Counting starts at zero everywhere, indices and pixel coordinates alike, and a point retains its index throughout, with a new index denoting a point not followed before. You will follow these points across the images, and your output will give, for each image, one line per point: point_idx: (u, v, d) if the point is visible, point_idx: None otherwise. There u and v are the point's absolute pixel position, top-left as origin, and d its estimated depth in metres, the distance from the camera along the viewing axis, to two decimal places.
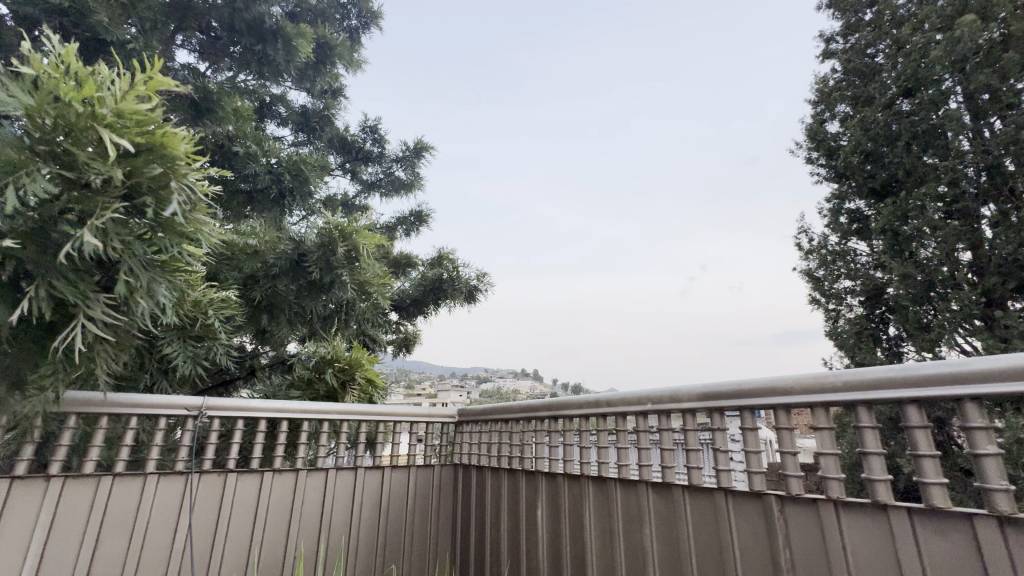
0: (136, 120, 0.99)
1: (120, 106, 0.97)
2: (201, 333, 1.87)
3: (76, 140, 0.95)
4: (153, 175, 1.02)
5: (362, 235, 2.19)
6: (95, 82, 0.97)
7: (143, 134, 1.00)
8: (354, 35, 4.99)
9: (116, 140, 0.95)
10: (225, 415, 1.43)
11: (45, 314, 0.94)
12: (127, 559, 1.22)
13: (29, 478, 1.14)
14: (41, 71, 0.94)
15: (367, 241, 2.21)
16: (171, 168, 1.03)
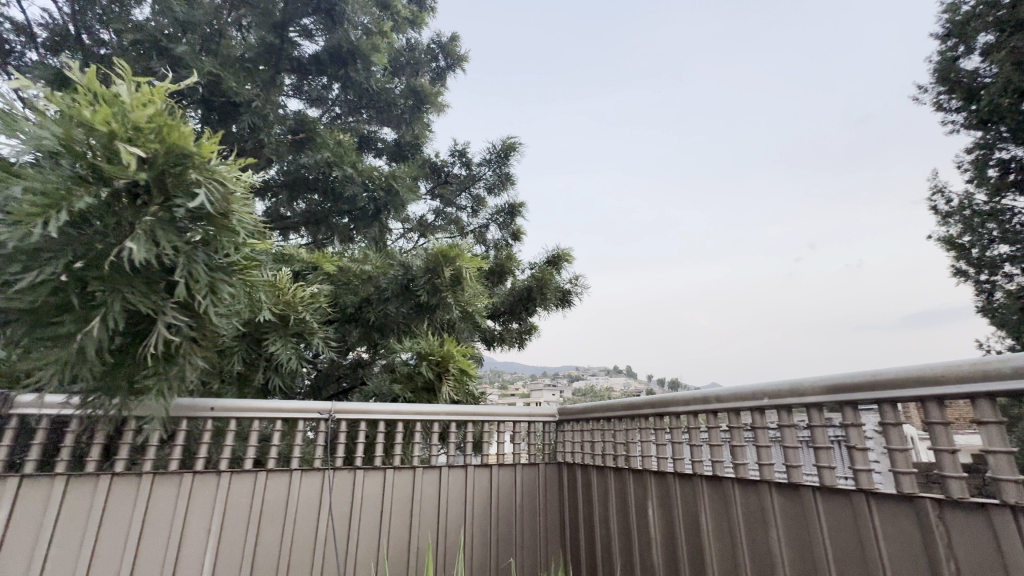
0: (149, 127, 1.14)
1: (132, 117, 1.12)
2: (301, 330, 2.00)
3: (109, 157, 1.12)
4: (182, 177, 1.19)
5: (464, 259, 2.34)
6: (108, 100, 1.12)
7: (155, 138, 1.15)
8: (440, 75, 5.43)
9: (131, 148, 1.10)
10: (350, 418, 1.59)
11: (121, 322, 1.13)
12: (283, 542, 1.42)
13: (204, 473, 1.38)
14: (62, 103, 1.10)
15: (470, 266, 2.36)
16: (193, 164, 1.20)
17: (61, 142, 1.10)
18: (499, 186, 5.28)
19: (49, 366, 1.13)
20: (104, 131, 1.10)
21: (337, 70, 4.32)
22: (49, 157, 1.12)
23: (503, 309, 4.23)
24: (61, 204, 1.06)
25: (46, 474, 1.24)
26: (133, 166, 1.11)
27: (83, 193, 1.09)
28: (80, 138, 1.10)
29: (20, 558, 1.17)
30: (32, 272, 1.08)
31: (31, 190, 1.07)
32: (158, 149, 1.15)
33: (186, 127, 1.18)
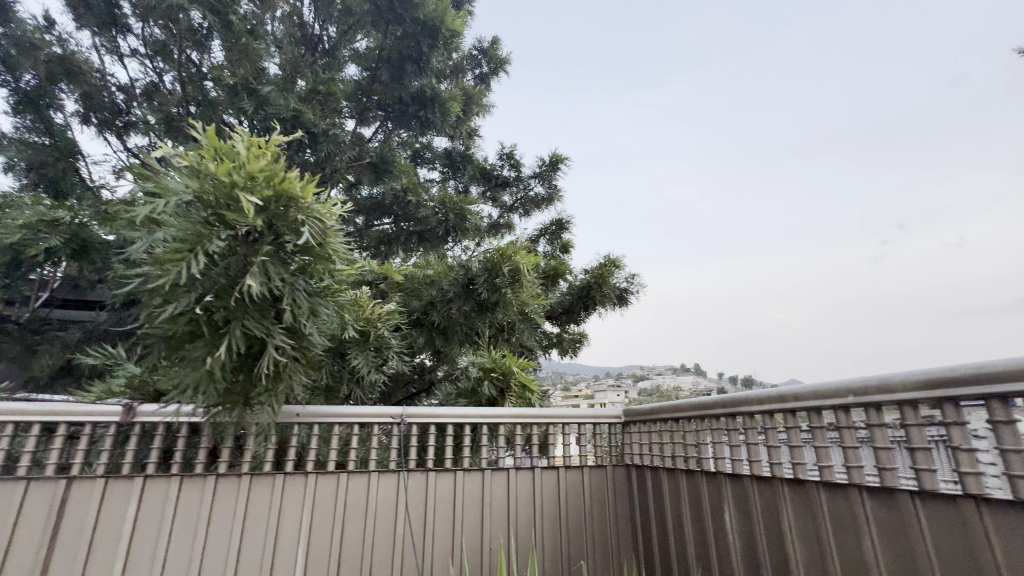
0: (263, 177, 1.30)
1: (249, 168, 1.28)
2: (379, 344, 2.13)
3: (231, 205, 1.29)
4: (290, 218, 1.34)
5: (520, 256, 2.40)
6: (230, 155, 1.29)
7: (268, 186, 1.30)
8: (485, 78, 5.85)
9: (251, 196, 1.26)
10: (420, 422, 1.66)
11: (242, 347, 1.30)
12: (365, 539, 1.51)
13: (293, 474, 1.51)
14: (193, 160, 1.28)
15: (526, 262, 2.41)
16: (299, 206, 1.35)
17: (195, 193, 1.28)
18: (549, 198, 5.79)
19: (186, 384, 1.32)
20: (229, 182, 1.27)
21: (416, 111, 4.71)
22: (182, 205, 1.30)
23: (561, 309, 4.23)
24: (195, 246, 1.24)
25: (166, 474, 1.42)
26: (251, 212, 1.27)
27: (214, 236, 1.27)
28: (209, 189, 1.27)
29: (149, 547, 1.35)
30: (169, 304, 1.27)
31: (173, 235, 1.27)
32: (270, 196, 1.31)
33: (293, 174, 1.33)
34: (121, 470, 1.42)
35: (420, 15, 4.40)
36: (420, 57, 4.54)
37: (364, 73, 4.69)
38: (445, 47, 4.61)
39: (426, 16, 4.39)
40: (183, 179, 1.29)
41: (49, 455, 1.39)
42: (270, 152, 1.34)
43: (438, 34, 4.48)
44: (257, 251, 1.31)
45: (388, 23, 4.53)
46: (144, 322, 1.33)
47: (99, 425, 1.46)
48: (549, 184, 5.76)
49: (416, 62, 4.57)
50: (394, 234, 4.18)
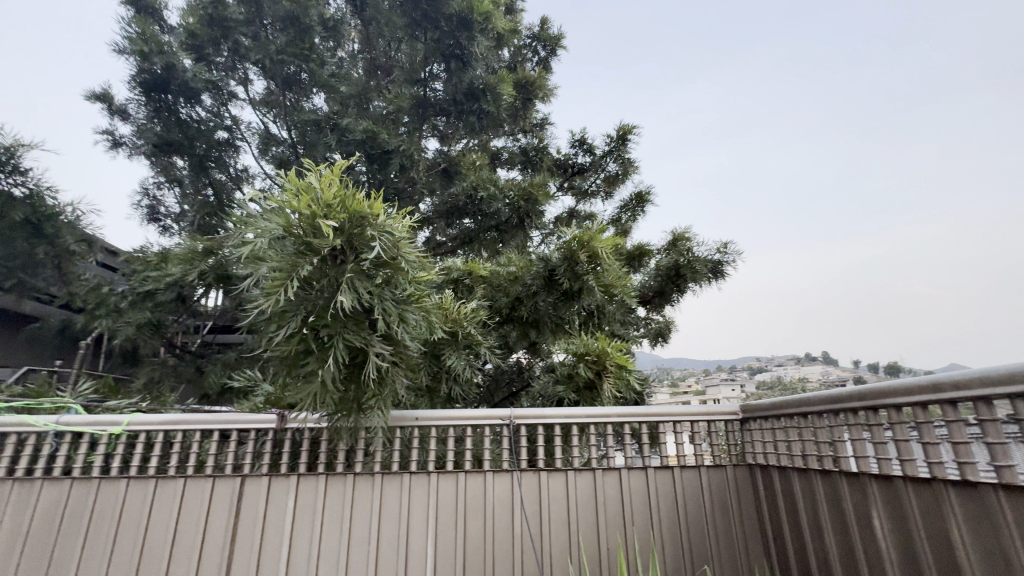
0: (337, 201, 1.42)
1: (324, 197, 1.41)
2: (469, 343, 2.23)
3: (314, 232, 1.43)
4: (367, 236, 1.46)
5: (597, 240, 2.28)
6: (305, 189, 1.44)
7: (342, 210, 1.43)
8: (542, 63, 6.73)
9: (329, 222, 1.39)
10: (528, 423, 1.71)
11: (343, 358, 1.44)
12: (486, 536, 1.60)
13: (417, 474, 1.66)
14: (278, 199, 1.44)
15: (605, 244, 2.28)
16: (371, 223, 1.46)
17: (283, 228, 1.43)
18: (624, 170, 6.02)
19: (306, 397, 1.48)
20: (309, 214, 1.41)
21: (469, 105, 4.89)
22: (277, 241, 1.46)
23: (651, 293, 4.01)
24: (292, 275, 1.39)
25: (313, 474, 1.64)
26: (329, 236, 1.40)
27: (305, 262, 1.42)
28: (295, 223, 1.43)
29: (305, 535, 1.58)
30: (282, 327, 1.44)
31: (275, 268, 1.43)
32: (345, 219, 1.44)
33: (359, 195, 1.45)
34: (280, 470, 1.68)
35: (450, 10, 4.72)
36: (462, 53, 4.84)
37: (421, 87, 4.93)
38: (481, 34, 4.87)
39: (456, 10, 4.71)
40: (273, 218, 1.45)
41: (229, 457, 1.71)
42: (336, 178, 1.46)
43: (471, 24, 4.78)
44: (343, 269, 1.45)
45: (422, 33, 4.94)
46: (267, 347, 1.51)
47: (261, 432, 1.75)
48: (622, 159, 5.90)
49: (460, 59, 4.86)
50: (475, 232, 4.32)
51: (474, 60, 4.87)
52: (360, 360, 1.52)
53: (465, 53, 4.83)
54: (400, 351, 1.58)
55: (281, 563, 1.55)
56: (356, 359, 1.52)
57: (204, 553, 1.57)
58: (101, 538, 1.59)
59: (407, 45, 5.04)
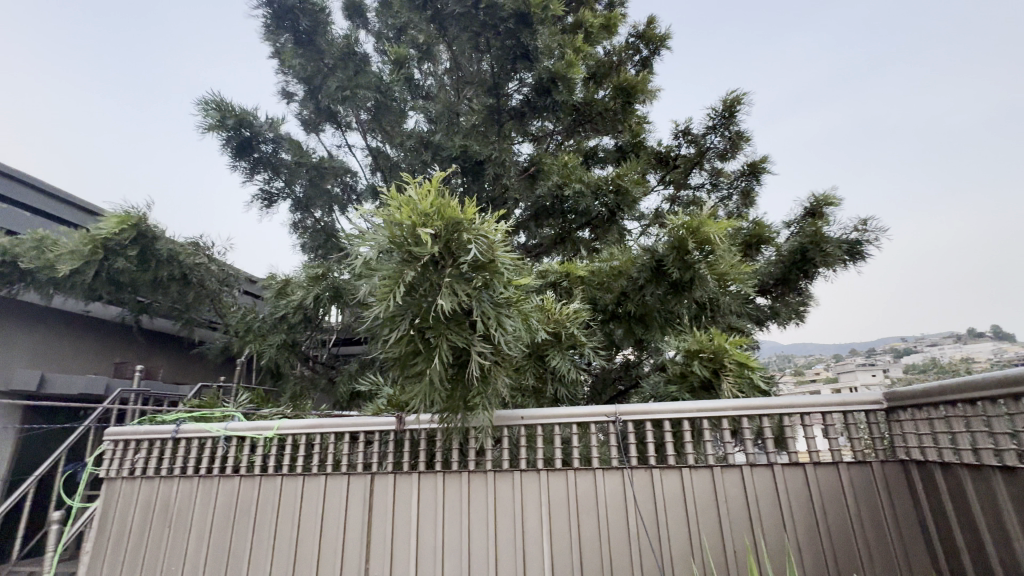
0: (434, 209, 1.47)
1: (422, 205, 1.46)
2: (572, 342, 2.22)
3: (414, 242, 1.48)
4: (462, 240, 1.50)
5: (709, 225, 2.12)
6: (405, 200, 1.50)
7: (438, 217, 1.48)
8: (644, 63, 5.64)
9: (426, 230, 1.44)
10: (635, 419, 1.66)
11: (447, 357, 1.52)
12: (601, 533, 1.58)
13: (527, 471, 1.70)
14: (384, 211, 1.53)
15: (718, 230, 2.12)
16: (466, 228, 1.50)
17: (386, 238, 1.51)
18: (732, 149, 4.92)
19: (419, 396, 1.60)
20: (409, 224, 1.47)
21: (544, 100, 4.46)
22: (382, 252, 1.55)
23: (774, 281, 3.80)
24: (398, 281, 1.48)
25: (433, 472, 1.78)
26: (427, 244, 1.45)
27: (405, 271, 1.48)
28: (396, 233, 1.49)
29: (430, 528, 1.71)
30: (393, 330, 1.55)
31: (381, 276, 1.53)
32: (441, 225, 1.49)
33: (454, 201, 1.48)
34: (403, 467, 1.84)
35: (506, 10, 4.21)
36: (527, 52, 4.33)
37: (494, 96, 4.58)
38: (542, 25, 4.33)
39: (512, 8, 4.19)
40: (378, 228, 1.54)
41: (361, 455, 1.91)
42: (433, 187, 1.52)
43: (531, 18, 4.21)
44: (442, 273, 1.51)
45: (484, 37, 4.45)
46: (381, 349, 1.65)
47: (385, 433, 1.92)
48: (731, 136, 4.84)
49: (526, 58, 4.37)
50: (565, 230, 4.35)
51: (538, 54, 4.33)
52: (463, 359, 1.60)
53: (532, 50, 4.31)
54: (501, 352, 1.62)
55: (411, 552, 1.70)
56: (458, 358, 1.60)
57: (347, 540, 1.77)
58: (267, 527, 1.87)
59: (464, 46, 4.66)
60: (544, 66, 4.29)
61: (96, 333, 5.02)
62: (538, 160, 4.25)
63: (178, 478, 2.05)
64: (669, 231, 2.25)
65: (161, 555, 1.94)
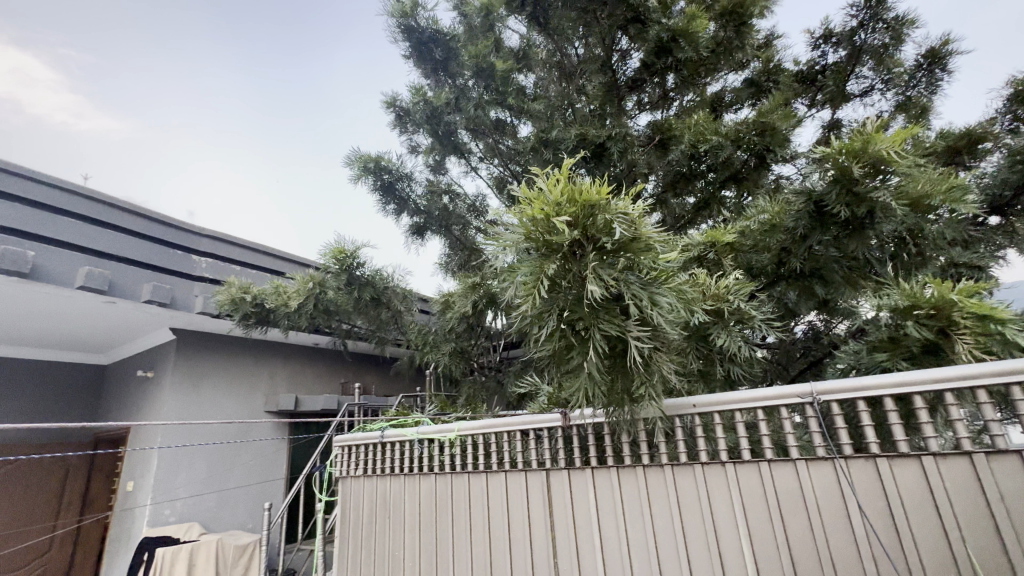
0: (565, 195, 1.38)
1: (552, 194, 1.38)
2: (739, 318, 1.93)
3: (549, 232, 1.41)
4: (598, 222, 1.40)
5: (877, 140, 1.65)
6: (531, 193, 1.44)
7: (571, 202, 1.39)
8: None
9: (559, 220, 1.36)
10: (841, 398, 1.38)
11: (604, 347, 1.43)
12: (816, 537, 1.35)
13: (710, 464, 1.54)
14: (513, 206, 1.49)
15: (893, 143, 1.64)
16: (603, 210, 1.39)
17: (522, 235, 1.46)
18: (895, 42, 3.84)
19: (579, 390, 1.55)
20: (542, 216, 1.40)
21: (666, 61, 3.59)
22: (520, 252, 1.51)
23: (1015, 189, 3.04)
24: (541, 276, 1.42)
25: (607, 467, 1.74)
26: (564, 233, 1.38)
27: (545, 268, 1.42)
28: (529, 228, 1.43)
29: (612, 524, 1.69)
30: (543, 326, 1.49)
31: (523, 275, 1.48)
32: (576, 212, 1.39)
33: (585, 182, 1.37)
34: (576, 463, 1.85)
35: None
36: (638, 14, 3.57)
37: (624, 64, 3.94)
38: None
39: None
40: (513, 228, 1.49)
41: (534, 452, 1.99)
42: (563, 172, 1.42)
43: None
44: (587, 261, 1.41)
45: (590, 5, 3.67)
46: (534, 345, 1.63)
47: (551, 428, 1.96)
48: (889, 27, 3.76)
49: (638, 20, 3.59)
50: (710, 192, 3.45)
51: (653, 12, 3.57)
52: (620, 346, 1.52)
53: (642, 7, 3.54)
54: (657, 334, 1.52)
55: (598, 548, 1.70)
56: (614, 347, 1.52)
57: (534, 535, 1.86)
58: (462, 520, 2.08)
59: (567, 27, 3.87)
60: (661, 24, 3.51)
61: (328, 360, 6.23)
62: (665, 124, 3.46)
63: (390, 476, 2.40)
64: (819, 164, 1.82)
65: (385, 542, 2.32)
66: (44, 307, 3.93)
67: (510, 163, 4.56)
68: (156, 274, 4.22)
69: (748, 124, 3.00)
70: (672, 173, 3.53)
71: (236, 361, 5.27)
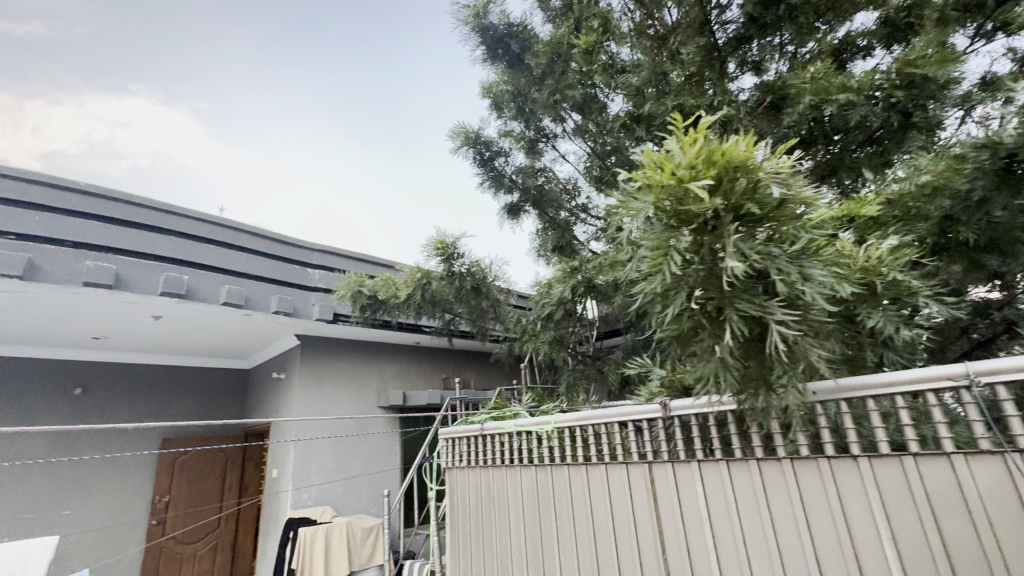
0: (705, 158, 1.27)
1: (689, 157, 1.27)
2: (895, 294, 1.61)
3: (681, 202, 1.31)
4: (741, 187, 1.28)
5: None
6: (664, 158, 1.32)
7: (711, 166, 1.27)
8: None
9: (701, 186, 1.24)
10: (1009, 380, 1.14)
11: (743, 328, 1.28)
12: (984, 541, 1.13)
13: (839, 457, 1.38)
14: (640, 176, 1.36)
15: None
16: (750, 171, 1.27)
17: (652, 207, 1.34)
18: None
19: (707, 375, 1.42)
20: (674, 183, 1.31)
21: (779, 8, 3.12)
22: (647, 223, 1.41)
23: None
24: (672, 248, 1.32)
25: (714, 460, 1.64)
26: (707, 199, 1.26)
27: (678, 240, 1.33)
28: (660, 200, 1.33)
29: (726, 519, 1.58)
30: (669, 306, 1.39)
31: (650, 248, 1.40)
32: (718, 174, 1.28)
33: (731, 142, 1.25)
34: (681, 456, 1.76)
35: None
36: None
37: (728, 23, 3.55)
38: None
39: None
40: (639, 198, 1.38)
41: (634, 444, 1.93)
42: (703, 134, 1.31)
43: None
44: (724, 233, 1.29)
45: None
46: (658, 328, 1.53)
47: (653, 420, 1.88)
48: None
49: None
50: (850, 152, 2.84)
51: None
52: (761, 329, 1.35)
53: None
54: (808, 318, 1.32)
55: (710, 545, 1.61)
56: (753, 329, 1.36)
57: (639, 528, 1.82)
58: (566, 511, 2.09)
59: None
60: None
61: (429, 358, 6.60)
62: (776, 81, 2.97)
63: (492, 468, 2.50)
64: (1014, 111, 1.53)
65: (493, 529, 2.41)
66: (198, 322, 4.65)
67: (601, 151, 4.26)
68: (283, 287, 4.77)
69: (894, 75, 2.55)
70: (785, 140, 3.01)
71: (350, 363, 5.81)
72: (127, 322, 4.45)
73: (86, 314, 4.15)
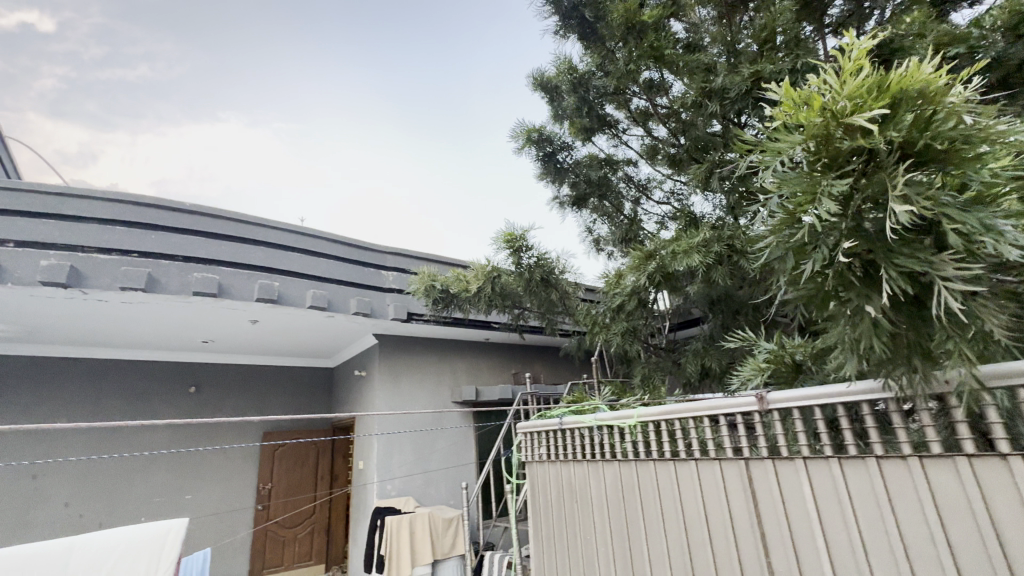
0: (867, 91, 1.08)
1: (847, 90, 1.08)
2: None
3: (831, 143, 1.13)
4: (911, 120, 1.06)
5: None
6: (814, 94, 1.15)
7: (878, 97, 1.07)
8: None
9: (866, 116, 1.04)
10: None
11: (906, 287, 1.06)
12: None
13: (984, 455, 1.15)
14: (783, 117, 1.22)
15: None
16: (927, 103, 1.05)
17: (796, 147, 1.19)
18: None
19: (844, 340, 1.27)
20: (825, 119, 1.11)
21: None
22: (782, 169, 1.25)
23: None
24: (819, 195, 1.15)
25: (823, 457, 1.49)
26: (872, 135, 1.06)
27: (825, 186, 1.14)
28: (803, 140, 1.17)
29: (839, 523, 1.42)
30: (805, 263, 1.22)
31: (789, 196, 1.23)
32: (887, 105, 1.07)
33: (911, 68, 1.04)
34: (783, 453, 1.61)
35: None
36: None
37: None
38: None
39: None
40: (779, 139, 1.23)
41: (727, 440, 1.79)
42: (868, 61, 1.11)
43: None
44: (886, 175, 1.09)
45: None
46: (784, 290, 1.35)
47: (748, 415, 1.73)
48: None
49: None
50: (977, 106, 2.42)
51: None
52: (926, 289, 1.11)
53: None
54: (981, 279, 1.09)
55: (821, 550, 1.44)
56: (917, 289, 1.13)
57: (737, 529, 1.68)
58: (654, 508, 2.00)
59: None
60: None
61: (497, 354, 6.65)
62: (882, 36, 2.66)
63: (573, 463, 2.46)
64: None
65: (577, 525, 2.37)
66: (287, 326, 5.04)
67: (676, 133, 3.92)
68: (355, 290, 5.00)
69: None
70: None
71: (422, 359, 6.00)
72: (229, 327, 4.93)
73: (195, 322, 4.66)
